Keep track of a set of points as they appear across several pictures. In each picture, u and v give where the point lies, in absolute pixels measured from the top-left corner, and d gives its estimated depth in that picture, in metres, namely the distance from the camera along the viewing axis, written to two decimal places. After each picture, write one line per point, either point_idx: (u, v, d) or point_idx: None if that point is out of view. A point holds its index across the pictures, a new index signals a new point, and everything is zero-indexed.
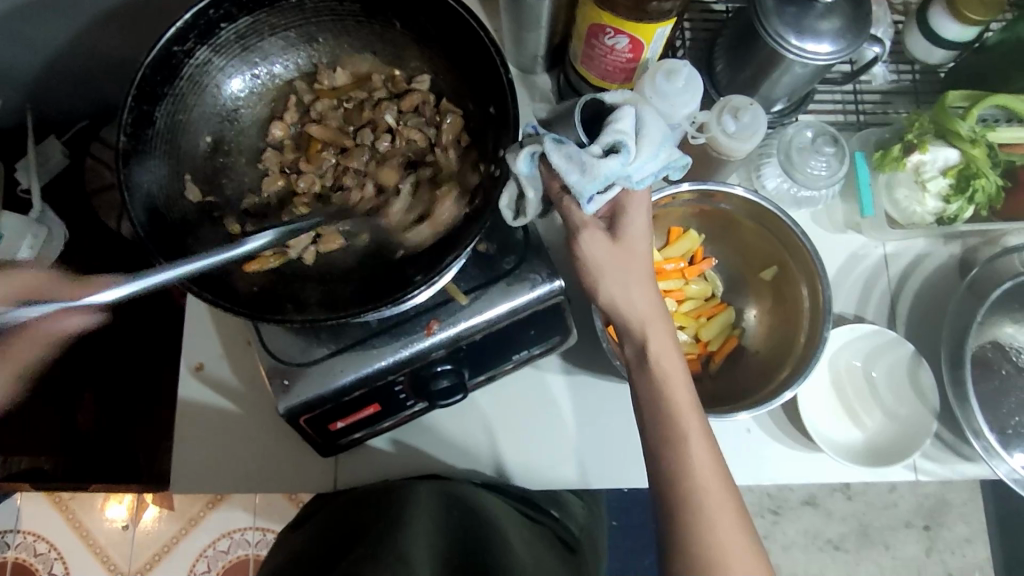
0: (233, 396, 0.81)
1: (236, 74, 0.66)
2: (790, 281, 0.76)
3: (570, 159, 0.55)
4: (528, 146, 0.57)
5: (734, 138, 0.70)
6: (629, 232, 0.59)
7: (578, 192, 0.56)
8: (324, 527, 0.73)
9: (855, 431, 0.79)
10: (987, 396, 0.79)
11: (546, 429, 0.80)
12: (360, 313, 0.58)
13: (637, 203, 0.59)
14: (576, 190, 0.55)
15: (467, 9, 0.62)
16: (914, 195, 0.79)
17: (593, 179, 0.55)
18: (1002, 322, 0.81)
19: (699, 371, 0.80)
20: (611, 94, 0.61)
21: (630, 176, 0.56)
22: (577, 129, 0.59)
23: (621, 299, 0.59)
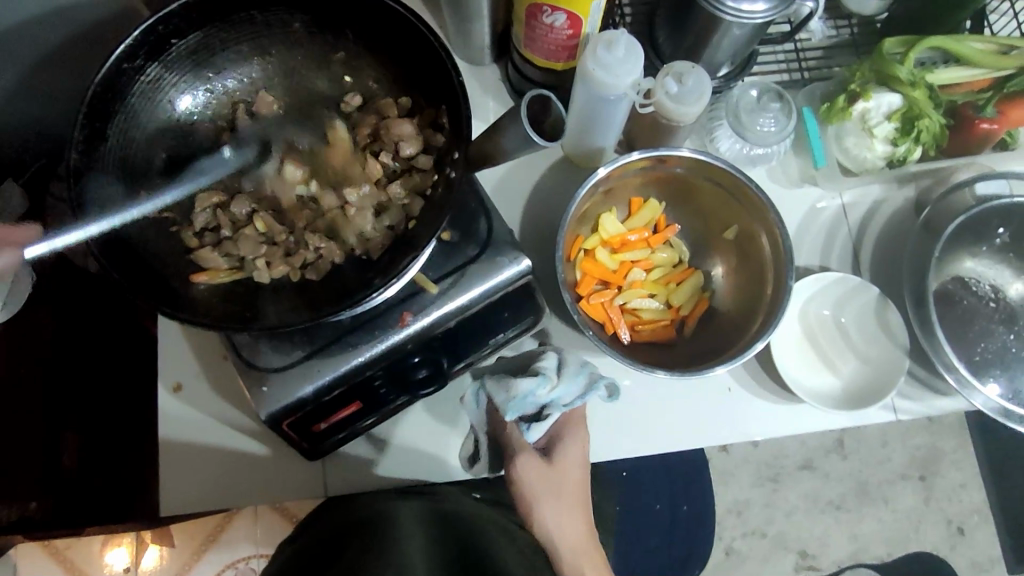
0: (216, 413, 0.80)
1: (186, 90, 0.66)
2: (751, 238, 0.78)
3: (498, 384, 0.72)
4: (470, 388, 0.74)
5: (683, 104, 0.72)
6: (562, 456, 0.74)
7: (511, 415, 0.71)
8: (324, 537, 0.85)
9: (832, 379, 0.80)
10: (955, 329, 0.81)
11: None
12: (324, 317, 0.59)
13: (570, 429, 0.75)
14: (504, 408, 0.71)
15: (414, 14, 0.62)
16: (863, 142, 0.81)
17: (515, 398, 0.71)
18: (961, 257, 0.83)
19: (673, 337, 0.80)
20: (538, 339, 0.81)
21: (555, 400, 0.73)
22: (523, 121, 0.58)
23: (552, 522, 0.73)
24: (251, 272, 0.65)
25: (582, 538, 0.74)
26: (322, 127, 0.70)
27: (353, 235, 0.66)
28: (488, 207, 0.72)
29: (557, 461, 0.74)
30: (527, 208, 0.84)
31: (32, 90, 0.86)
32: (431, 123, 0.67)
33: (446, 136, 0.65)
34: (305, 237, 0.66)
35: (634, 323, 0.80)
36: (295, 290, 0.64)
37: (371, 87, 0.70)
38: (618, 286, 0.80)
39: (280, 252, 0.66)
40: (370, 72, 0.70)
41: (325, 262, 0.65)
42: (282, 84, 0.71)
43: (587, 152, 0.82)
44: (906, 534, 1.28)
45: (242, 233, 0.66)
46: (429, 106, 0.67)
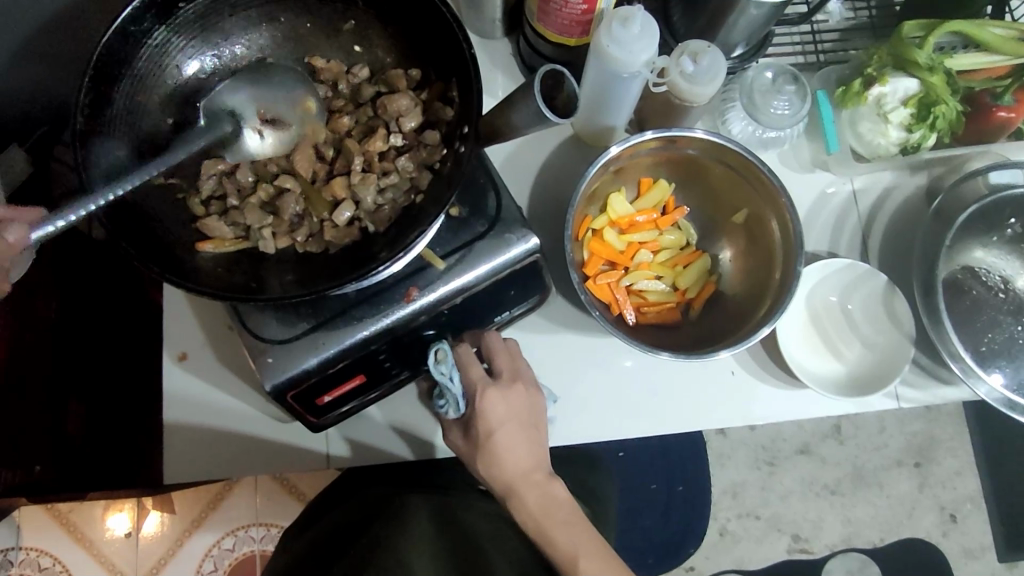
0: (220, 383, 0.81)
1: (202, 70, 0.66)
2: (761, 222, 0.77)
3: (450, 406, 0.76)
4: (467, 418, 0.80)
5: (696, 84, 0.71)
6: (478, 420, 0.71)
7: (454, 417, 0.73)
8: (336, 528, 0.87)
9: (836, 365, 0.80)
10: (961, 317, 0.80)
11: None
12: (328, 289, 0.58)
13: (489, 396, 0.71)
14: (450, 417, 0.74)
15: None
16: (877, 128, 0.80)
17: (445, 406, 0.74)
18: (972, 247, 0.82)
19: (679, 319, 0.80)
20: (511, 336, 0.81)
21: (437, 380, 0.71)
22: (535, 97, 0.57)
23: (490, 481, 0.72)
24: (256, 243, 0.64)
25: (525, 482, 0.71)
26: (329, 97, 0.70)
27: (359, 208, 0.65)
28: (497, 182, 0.71)
29: (475, 425, 0.72)
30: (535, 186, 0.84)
31: (36, 50, 0.84)
32: (440, 97, 0.66)
33: (456, 110, 0.64)
34: (311, 208, 0.66)
35: (640, 305, 0.80)
36: (298, 262, 0.64)
37: (379, 58, 0.69)
38: (624, 267, 0.79)
39: (285, 223, 0.65)
40: (378, 39, 0.68)
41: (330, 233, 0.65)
42: (289, 52, 0.70)
43: (597, 129, 0.81)
44: (900, 520, 1.29)
45: (247, 202, 0.65)
46: (438, 79, 0.66)
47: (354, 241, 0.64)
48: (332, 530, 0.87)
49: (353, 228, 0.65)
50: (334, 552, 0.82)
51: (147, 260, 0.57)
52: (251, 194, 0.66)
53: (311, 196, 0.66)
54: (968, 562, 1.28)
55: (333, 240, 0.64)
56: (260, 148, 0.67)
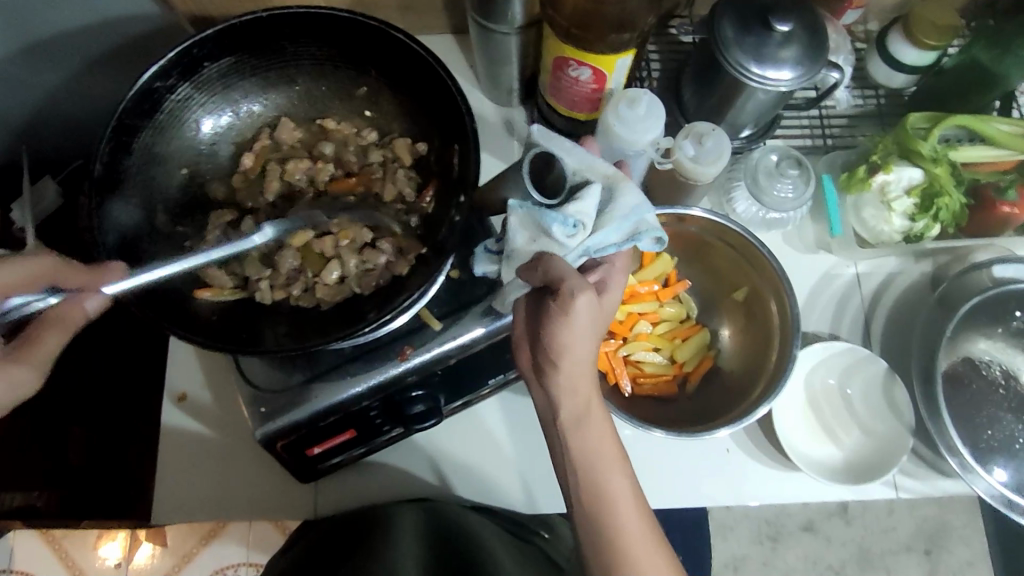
0: (216, 426, 0.82)
1: (197, 166, 0.69)
2: (760, 300, 0.77)
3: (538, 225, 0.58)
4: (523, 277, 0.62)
5: (699, 163, 0.73)
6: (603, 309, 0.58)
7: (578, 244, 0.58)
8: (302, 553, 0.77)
9: (833, 450, 0.79)
10: (961, 411, 0.79)
11: (509, 462, 0.82)
12: (311, 347, 0.59)
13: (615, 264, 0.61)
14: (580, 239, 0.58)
15: (435, 58, 0.64)
16: (880, 215, 0.81)
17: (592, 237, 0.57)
18: (974, 338, 0.82)
19: (674, 392, 0.80)
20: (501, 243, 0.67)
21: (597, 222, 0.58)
22: (524, 177, 0.59)
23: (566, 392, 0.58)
24: (252, 293, 0.66)
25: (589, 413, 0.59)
26: (336, 156, 0.73)
27: (351, 267, 0.66)
28: None
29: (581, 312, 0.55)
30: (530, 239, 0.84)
31: (77, 91, 0.89)
32: (442, 164, 0.69)
33: (454, 176, 0.66)
34: (308, 264, 0.67)
35: (636, 375, 0.80)
36: (291, 315, 0.65)
37: (387, 123, 0.73)
38: (622, 337, 0.80)
39: (286, 275, 0.67)
40: (388, 107, 0.72)
41: (324, 290, 0.66)
42: (303, 112, 0.74)
43: None
44: None
45: (247, 254, 0.67)
46: (442, 147, 0.69)
47: (344, 298, 0.66)
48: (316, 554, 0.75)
49: (346, 285, 0.66)
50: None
51: (145, 303, 0.58)
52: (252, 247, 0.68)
53: (308, 251, 0.68)
54: None
55: (326, 294, 0.66)
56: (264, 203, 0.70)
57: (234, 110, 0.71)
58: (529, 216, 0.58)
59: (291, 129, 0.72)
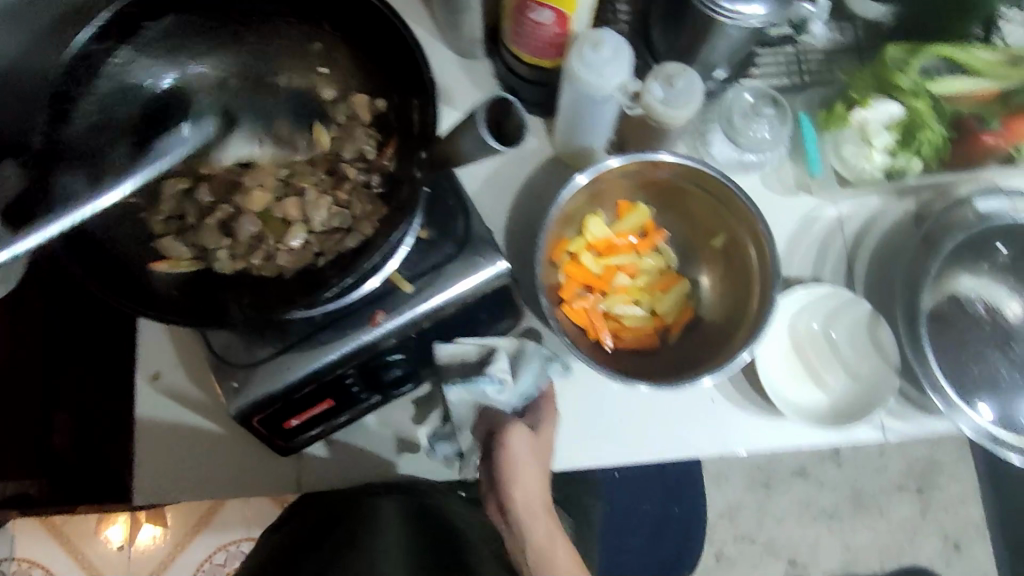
0: (193, 403, 0.80)
1: None
2: (739, 246, 0.76)
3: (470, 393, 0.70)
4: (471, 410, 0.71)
5: (670, 107, 0.70)
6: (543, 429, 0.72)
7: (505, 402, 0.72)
8: (293, 535, 0.83)
9: (819, 395, 0.78)
10: (947, 350, 0.78)
11: None
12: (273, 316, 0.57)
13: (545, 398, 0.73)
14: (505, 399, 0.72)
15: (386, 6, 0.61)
16: (861, 152, 0.79)
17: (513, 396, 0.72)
18: (958, 274, 0.80)
19: (657, 345, 0.78)
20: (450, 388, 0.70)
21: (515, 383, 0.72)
22: (479, 126, 0.53)
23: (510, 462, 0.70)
24: (212, 264, 0.63)
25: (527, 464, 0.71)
26: (290, 116, 0.69)
27: (312, 231, 0.65)
28: (467, 207, 0.72)
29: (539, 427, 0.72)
30: (500, 197, 0.82)
31: None
32: (401, 118, 0.65)
33: (414, 132, 0.63)
34: (267, 231, 0.65)
35: (616, 330, 0.78)
36: (254, 285, 0.62)
37: (345, 79, 0.69)
38: (601, 291, 0.78)
39: (246, 242, 0.64)
40: (340, 59, 0.68)
41: (285, 257, 0.64)
42: (255, 71, 0.70)
43: (576, 150, 0.81)
44: (897, 543, 1.25)
45: (204, 223, 0.65)
46: (402, 102, 0.65)
47: (307, 264, 0.63)
48: (307, 533, 0.82)
49: (309, 251, 0.64)
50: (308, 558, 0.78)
51: (100, 282, 0.57)
52: (208, 215, 0.65)
53: (266, 218, 0.65)
54: None
55: (289, 261, 0.64)
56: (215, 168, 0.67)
57: (179, 71, 0.67)
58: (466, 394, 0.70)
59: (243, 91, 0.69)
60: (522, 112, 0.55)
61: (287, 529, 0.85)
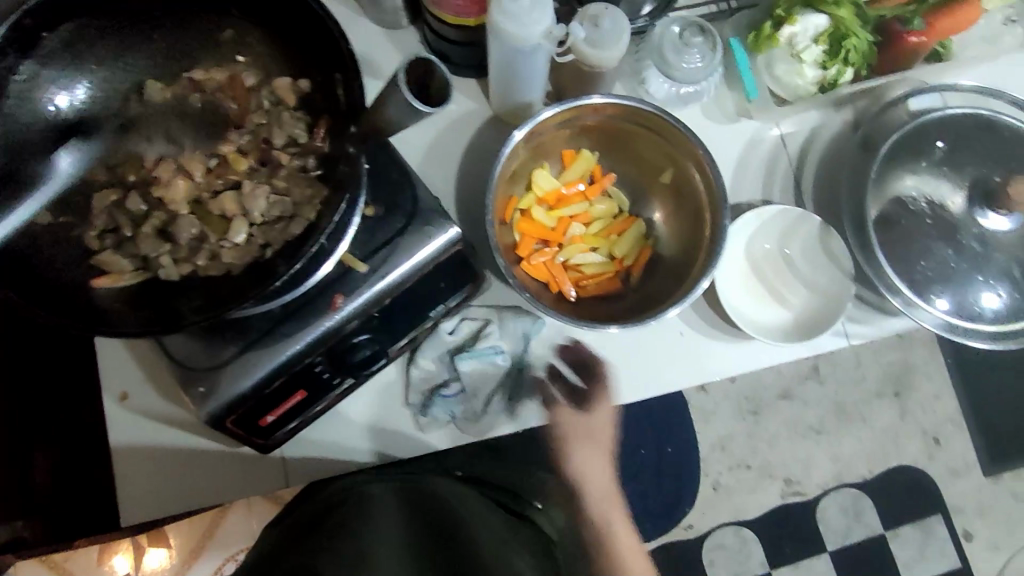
0: (166, 418, 0.79)
1: (66, 149, 0.64)
2: (685, 178, 0.76)
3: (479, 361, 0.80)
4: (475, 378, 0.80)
5: (599, 48, 0.70)
6: None
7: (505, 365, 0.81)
8: (277, 542, 0.76)
9: (783, 312, 0.80)
10: (898, 251, 0.80)
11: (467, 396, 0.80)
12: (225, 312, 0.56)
13: None
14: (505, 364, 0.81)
15: None
16: (793, 69, 0.79)
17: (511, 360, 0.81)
18: (900, 176, 0.81)
19: (618, 288, 0.79)
20: (462, 360, 0.80)
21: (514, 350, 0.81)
22: (401, 89, 0.51)
23: None
24: (156, 272, 0.62)
25: None
26: (213, 110, 0.67)
27: (253, 223, 0.63)
28: (411, 177, 0.71)
29: None
30: (446, 165, 0.81)
31: None
32: (325, 95, 0.64)
33: (341, 107, 0.61)
34: (208, 230, 0.63)
35: (578, 280, 0.79)
36: (203, 286, 0.61)
37: (264, 63, 0.67)
38: (558, 244, 0.78)
39: (188, 244, 0.63)
40: (255, 44, 0.66)
41: (230, 253, 0.62)
42: (168, 69, 0.67)
43: (513, 106, 0.80)
44: (886, 451, 1.24)
45: (141, 231, 0.63)
46: (324, 79, 0.63)
47: (253, 257, 0.62)
48: (295, 532, 0.75)
49: (253, 244, 0.62)
50: (291, 549, 0.68)
51: (41, 306, 0.56)
52: (145, 223, 0.63)
53: (206, 217, 0.64)
54: (956, 482, 1.25)
55: (235, 256, 0.62)
56: (144, 174, 0.65)
57: (93, 82, 0.64)
58: (477, 363, 0.80)
59: (160, 91, 0.66)
60: (442, 68, 0.54)
61: (276, 539, 0.79)
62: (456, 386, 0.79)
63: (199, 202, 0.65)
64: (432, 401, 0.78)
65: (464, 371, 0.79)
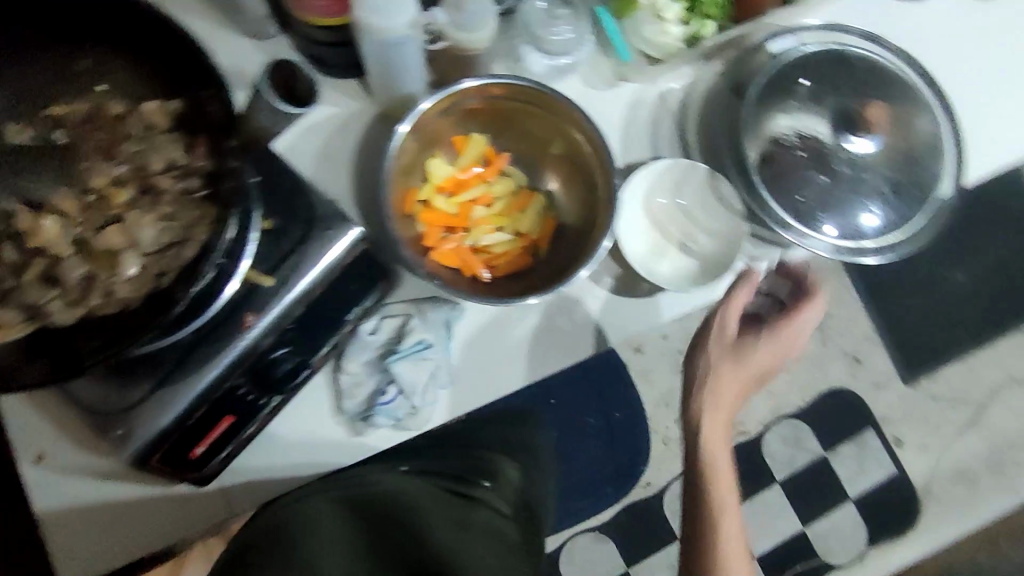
0: (89, 472, 0.75)
1: None
2: (572, 146, 0.79)
3: (412, 362, 0.77)
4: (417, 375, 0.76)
5: (469, 32, 0.71)
6: None
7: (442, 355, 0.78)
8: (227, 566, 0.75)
9: (687, 260, 0.84)
10: (783, 187, 0.84)
11: None
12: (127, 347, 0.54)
13: None
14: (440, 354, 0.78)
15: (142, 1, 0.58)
16: (660, 28, 0.85)
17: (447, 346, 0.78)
18: (773, 116, 0.84)
19: (530, 262, 0.81)
20: (397, 363, 0.77)
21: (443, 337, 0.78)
22: None
23: None
24: (48, 319, 0.59)
25: None
26: (85, 144, 0.65)
27: (145, 253, 0.61)
28: (304, 184, 0.71)
29: None
30: (340, 168, 0.81)
31: None
32: (198, 111, 0.62)
33: (218, 123, 0.60)
34: (97, 267, 0.61)
35: (489, 261, 0.80)
36: (101, 325, 0.59)
37: (130, 89, 0.66)
38: (463, 229, 0.80)
39: (78, 285, 0.60)
40: (118, 72, 0.65)
41: (123, 287, 0.60)
42: (30, 109, 0.66)
43: (397, 100, 0.80)
44: (812, 376, 1.31)
45: (26, 279, 0.60)
46: (195, 96, 0.62)
47: (150, 288, 0.60)
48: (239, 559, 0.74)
49: (147, 274, 0.60)
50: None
51: None
52: (28, 270, 0.61)
53: (93, 254, 0.61)
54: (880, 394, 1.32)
55: (129, 289, 0.60)
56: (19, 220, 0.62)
57: None
58: (409, 362, 0.77)
59: (18, 132, 0.65)
60: None
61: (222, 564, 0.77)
62: (392, 390, 0.76)
63: (82, 241, 0.62)
64: (372, 411, 0.76)
65: (402, 367, 0.76)
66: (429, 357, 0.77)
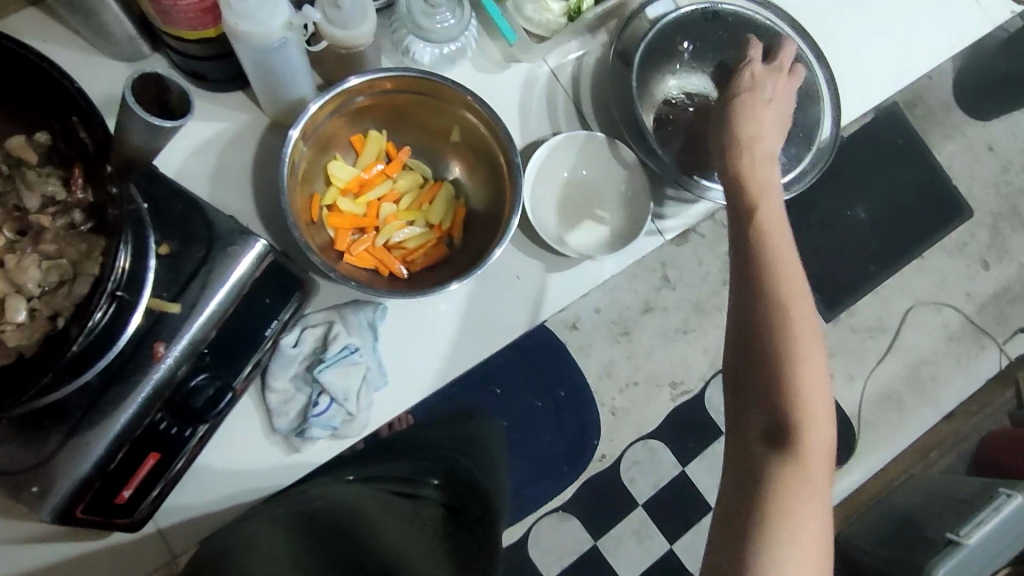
0: (9, 537, 0.70)
1: None
2: (472, 130, 0.79)
3: (340, 371, 0.75)
4: (348, 383, 0.75)
5: (349, 28, 0.70)
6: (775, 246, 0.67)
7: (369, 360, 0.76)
8: None
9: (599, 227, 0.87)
10: (682, 148, 0.87)
11: None
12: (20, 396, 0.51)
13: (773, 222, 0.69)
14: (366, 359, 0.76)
15: None
16: (539, 6, 0.85)
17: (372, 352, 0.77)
18: (661, 78, 0.89)
19: (446, 252, 0.81)
20: (325, 373, 0.74)
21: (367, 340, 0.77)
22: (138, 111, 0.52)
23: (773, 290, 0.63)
24: None
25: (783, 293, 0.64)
26: None
27: (33, 297, 0.58)
28: (198, 205, 0.68)
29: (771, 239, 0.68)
30: (238, 184, 0.78)
31: None
32: (68, 142, 0.59)
33: (90, 150, 0.57)
34: None
35: (405, 257, 0.79)
36: None
37: None
38: (374, 228, 0.79)
39: None
40: None
41: (13, 335, 0.57)
42: None
43: (288, 107, 0.78)
44: None
45: None
46: (63, 126, 0.58)
47: (42, 330, 0.57)
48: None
49: (37, 318, 0.57)
50: None
51: None
52: None
53: None
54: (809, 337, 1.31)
55: (18, 336, 0.57)
56: None
57: None
58: (338, 370, 0.75)
59: None
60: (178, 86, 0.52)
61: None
62: (324, 400, 0.74)
63: None
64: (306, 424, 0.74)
65: (330, 382, 0.74)
66: (356, 366, 0.75)
